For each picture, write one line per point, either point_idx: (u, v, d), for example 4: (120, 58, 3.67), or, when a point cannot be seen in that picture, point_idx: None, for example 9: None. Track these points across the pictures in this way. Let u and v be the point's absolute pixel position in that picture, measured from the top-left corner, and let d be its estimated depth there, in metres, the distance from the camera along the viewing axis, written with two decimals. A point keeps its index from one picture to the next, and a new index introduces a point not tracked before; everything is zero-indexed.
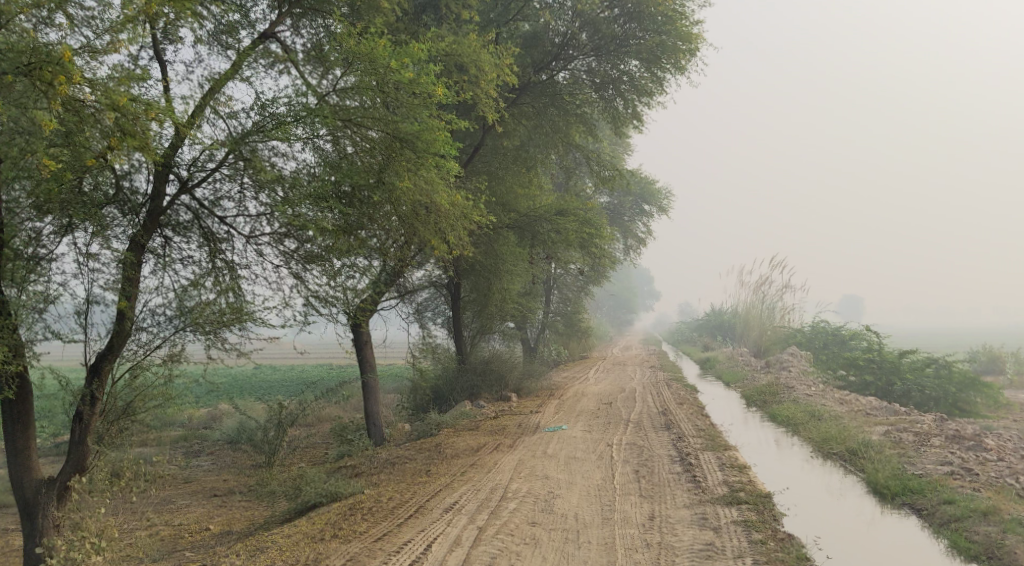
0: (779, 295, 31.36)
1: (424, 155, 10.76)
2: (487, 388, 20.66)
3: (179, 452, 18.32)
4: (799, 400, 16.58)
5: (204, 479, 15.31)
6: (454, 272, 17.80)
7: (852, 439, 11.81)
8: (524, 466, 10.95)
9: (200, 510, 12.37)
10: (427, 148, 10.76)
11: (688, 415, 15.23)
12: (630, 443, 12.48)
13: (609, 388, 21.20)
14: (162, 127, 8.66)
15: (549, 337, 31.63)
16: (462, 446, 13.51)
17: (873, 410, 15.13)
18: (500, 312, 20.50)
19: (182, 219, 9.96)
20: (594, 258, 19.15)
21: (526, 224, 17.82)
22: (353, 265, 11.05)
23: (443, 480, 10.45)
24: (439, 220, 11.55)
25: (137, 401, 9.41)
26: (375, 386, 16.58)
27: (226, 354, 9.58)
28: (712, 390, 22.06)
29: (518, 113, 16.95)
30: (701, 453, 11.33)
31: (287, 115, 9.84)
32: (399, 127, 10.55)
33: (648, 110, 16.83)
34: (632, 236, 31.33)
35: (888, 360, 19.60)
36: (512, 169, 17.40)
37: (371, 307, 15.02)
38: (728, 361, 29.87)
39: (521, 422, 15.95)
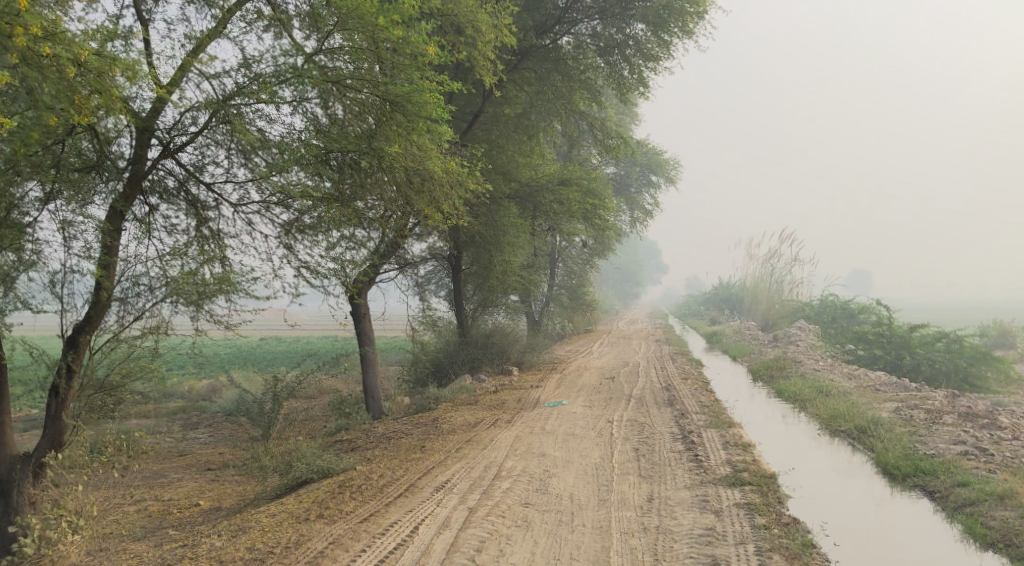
0: (788, 268, 30.85)
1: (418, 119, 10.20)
2: (489, 362, 20.34)
3: (176, 424, 18.11)
4: (807, 376, 16.19)
5: (199, 452, 15.08)
6: (454, 244, 17.49)
7: (861, 416, 11.43)
8: (521, 443, 10.62)
9: (192, 485, 12.14)
10: (422, 111, 10.15)
11: (692, 391, 14.87)
12: (632, 419, 12.14)
13: (612, 363, 20.85)
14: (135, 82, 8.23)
15: (553, 310, 31.26)
16: (459, 421, 13.19)
17: (883, 385, 14.74)
18: (502, 285, 20.11)
19: (167, 185, 9.57)
20: (599, 229, 18.69)
21: (527, 195, 17.47)
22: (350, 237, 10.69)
23: (437, 458, 10.13)
24: (434, 189, 11.07)
25: (115, 373, 8.98)
26: (373, 359, 16.30)
27: (212, 326, 9.22)
28: (718, 365, 21.69)
29: (518, 78, 16.36)
30: (704, 430, 10.97)
31: (272, 75, 9.37)
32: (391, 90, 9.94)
33: (655, 76, 16.26)
34: (638, 207, 30.82)
35: (898, 334, 19.18)
36: (514, 137, 16.99)
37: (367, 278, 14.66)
38: (735, 335, 29.47)
39: (521, 396, 15.63)
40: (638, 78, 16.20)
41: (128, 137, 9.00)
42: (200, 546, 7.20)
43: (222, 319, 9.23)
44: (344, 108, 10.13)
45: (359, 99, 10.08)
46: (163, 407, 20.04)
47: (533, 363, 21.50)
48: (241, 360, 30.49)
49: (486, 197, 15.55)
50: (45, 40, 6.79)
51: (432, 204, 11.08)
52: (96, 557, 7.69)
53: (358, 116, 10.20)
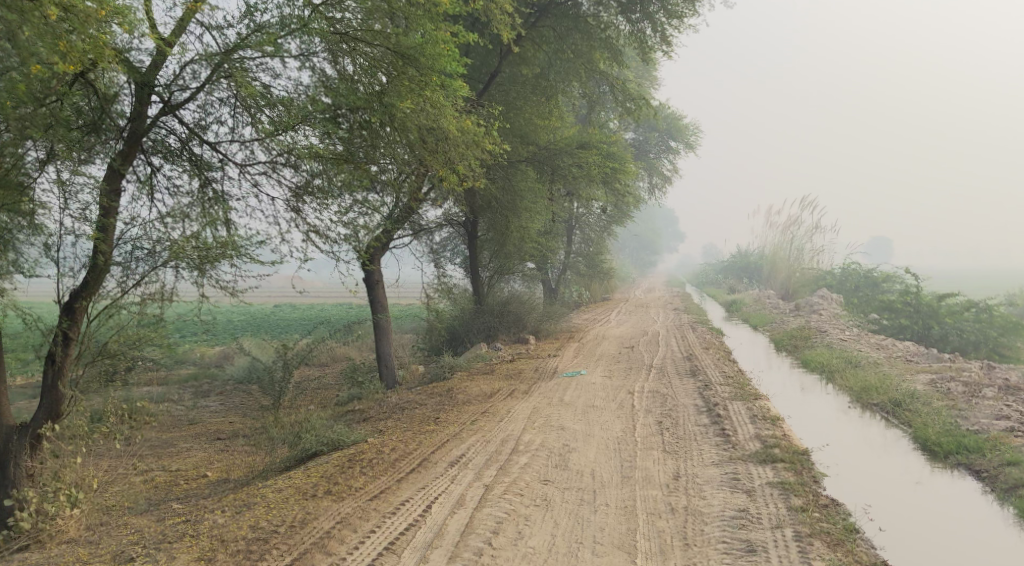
0: (808, 236, 30.07)
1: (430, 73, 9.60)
2: (505, 330, 19.93)
3: (187, 392, 17.90)
4: (833, 346, 15.64)
5: (209, 421, 14.83)
6: (470, 209, 17.08)
7: (895, 389, 10.89)
8: (538, 415, 10.20)
9: (201, 455, 11.96)
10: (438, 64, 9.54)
11: (714, 361, 14.36)
12: (653, 391, 11.67)
13: (630, 331, 20.36)
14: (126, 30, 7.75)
15: (570, 278, 30.75)
16: (474, 391, 12.78)
17: (914, 356, 14.16)
18: (519, 252, 19.61)
19: (170, 144, 9.13)
20: (619, 195, 18.08)
21: (546, 158, 16.82)
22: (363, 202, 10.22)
23: (451, 430, 9.73)
24: (450, 149, 10.48)
25: (114, 340, 8.40)
26: (387, 326, 15.90)
27: (218, 292, 8.84)
28: (739, 334, 21.13)
29: (534, 36, 15.62)
30: (730, 403, 10.48)
31: (276, 26, 8.82)
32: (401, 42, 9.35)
33: (679, 34, 15.55)
34: (657, 173, 30.05)
35: (925, 303, 18.50)
36: (532, 99, 16.27)
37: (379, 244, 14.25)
38: (755, 303, 28.88)
39: (538, 365, 15.21)
40: (661, 36, 15.48)
41: (128, 94, 8.58)
42: (203, 522, 6.87)
43: (228, 285, 8.85)
44: (354, 63, 9.58)
45: (369, 54, 9.50)
46: (175, 374, 19.85)
47: (550, 332, 21.04)
48: (256, 328, 30.32)
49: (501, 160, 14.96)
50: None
51: (447, 164, 10.49)
52: (97, 532, 7.40)
53: (368, 71, 9.59)
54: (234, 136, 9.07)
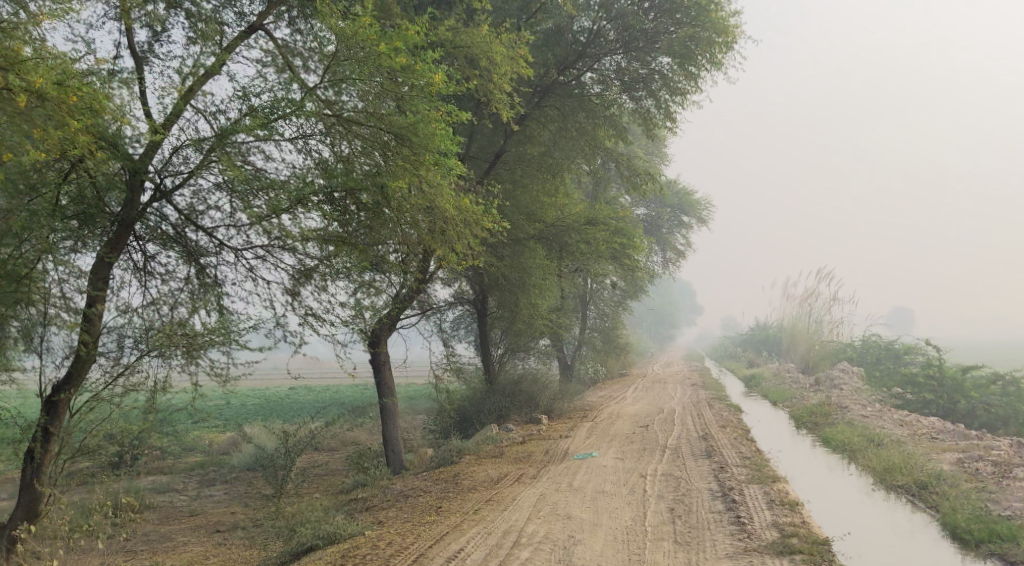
0: (826, 308, 29.66)
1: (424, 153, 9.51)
2: (517, 411, 19.45)
3: (193, 481, 17.53)
4: (855, 422, 15.08)
5: (211, 511, 14.48)
6: (477, 287, 16.71)
7: (921, 469, 10.35)
8: (544, 502, 9.76)
9: (197, 549, 11.62)
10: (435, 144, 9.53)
11: (731, 440, 13.84)
12: (666, 474, 11.20)
13: (646, 410, 19.83)
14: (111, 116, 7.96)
15: (585, 355, 30.30)
16: (481, 477, 12.35)
17: (940, 432, 13.58)
18: (530, 330, 19.33)
19: (163, 232, 9.59)
20: (629, 271, 17.86)
21: (554, 236, 16.74)
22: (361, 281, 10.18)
23: (452, 521, 9.33)
24: (448, 228, 10.41)
25: (93, 437, 8.88)
26: (394, 410, 15.59)
27: (209, 379, 9.18)
28: (758, 410, 20.50)
29: (537, 115, 15.72)
30: (746, 486, 10.00)
31: (267, 109, 8.93)
32: (395, 122, 9.44)
33: (682, 110, 15.75)
34: (670, 248, 29.92)
35: (950, 376, 17.91)
36: (538, 177, 16.34)
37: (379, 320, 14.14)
38: (774, 378, 28.24)
39: (549, 447, 14.75)
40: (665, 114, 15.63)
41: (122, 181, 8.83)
42: None
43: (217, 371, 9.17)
44: (348, 144, 9.59)
45: (362, 134, 9.54)
46: (182, 462, 19.47)
47: (564, 411, 20.55)
48: (268, 411, 29.93)
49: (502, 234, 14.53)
50: (9, 68, 7.05)
51: (445, 245, 10.41)
52: None
53: (361, 150, 9.58)
54: (224, 220, 9.18)
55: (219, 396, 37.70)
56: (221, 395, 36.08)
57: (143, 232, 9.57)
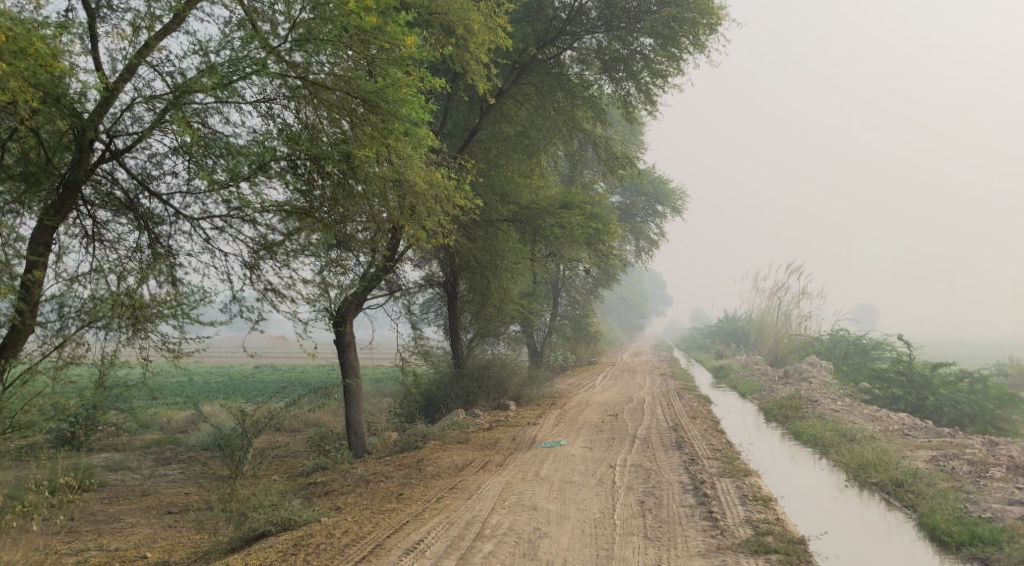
0: (796, 301, 29.69)
1: (395, 123, 9.00)
2: (485, 396, 19.16)
3: (147, 459, 16.90)
4: (826, 417, 14.92)
5: (164, 491, 13.92)
6: (448, 267, 16.33)
7: (895, 467, 10.14)
8: (510, 492, 9.38)
9: (146, 531, 11.09)
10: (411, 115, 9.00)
11: (702, 432, 13.59)
12: (636, 465, 10.87)
13: (615, 398, 19.53)
14: (52, 69, 7.43)
15: (556, 341, 29.91)
16: (445, 463, 11.92)
17: (911, 429, 13.47)
18: (501, 315, 18.89)
19: (115, 197, 9.06)
20: (603, 257, 17.48)
21: (528, 218, 16.18)
22: (322, 256, 9.86)
23: (413, 509, 8.91)
24: (417, 203, 9.96)
25: (23, 412, 7.99)
26: (357, 392, 15.09)
27: (160, 353, 8.98)
28: (727, 402, 20.32)
29: (514, 92, 15.32)
30: (718, 480, 9.71)
31: (228, 69, 8.39)
32: (364, 89, 8.91)
33: (664, 94, 15.35)
34: (644, 237, 29.70)
35: (919, 373, 17.87)
36: (513, 157, 16.03)
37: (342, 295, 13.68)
38: (743, 370, 28.20)
39: (515, 434, 14.38)
40: (645, 95, 15.27)
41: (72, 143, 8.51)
42: None
43: (169, 343, 8.99)
44: (314, 110, 9.06)
45: (329, 101, 8.96)
46: (138, 440, 18.81)
47: (532, 397, 20.19)
48: (228, 390, 29.17)
49: (473, 212, 14.10)
50: None
51: (413, 220, 9.96)
52: None
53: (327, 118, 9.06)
54: (180, 186, 8.68)
55: (179, 373, 36.80)
56: (182, 373, 35.20)
57: (93, 197, 9.04)
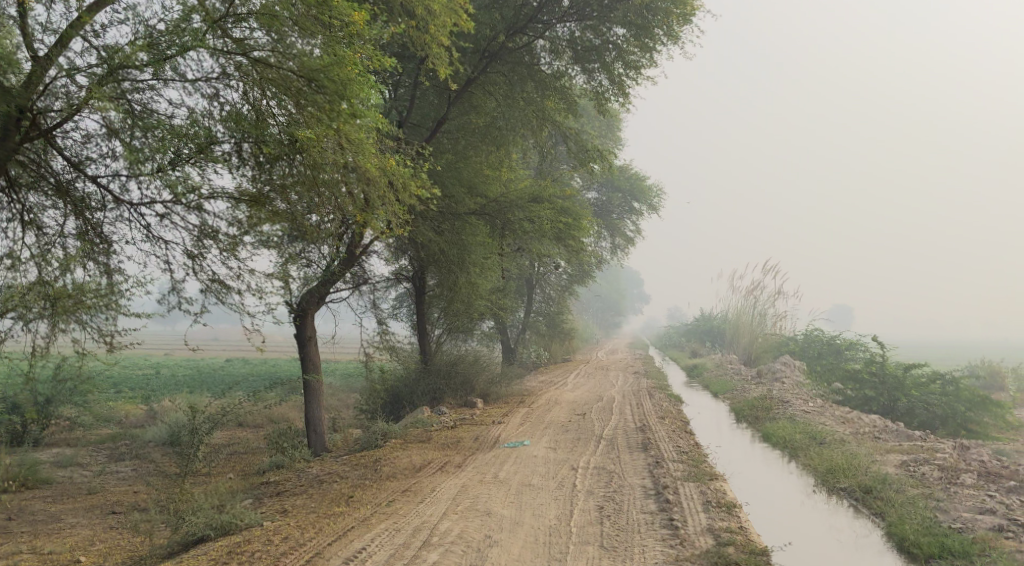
0: (771, 300, 29.53)
1: (342, 104, 8.55)
2: (453, 393, 18.61)
3: (99, 455, 16.24)
4: (797, 418, 14.63)
5: (112, 490, 13.32)
6: (414, 258, 15.88)
7: (865, 471, 9.83)
8: (465, 495, 8.97)
9: (85, 533, 10.51)
10: (361, 96, 8.56)
11: (670, 433, 13.22)
12: (598, 467, 10.47)
13: (585, 397, 19.12)
14: None
15: (529, 338, 29.38)
16: (402, 464, 11.45)
17: (883, 432, 13.20)
18: (469, 311, 18.37)
19: (47, 179, 8.49)
20: (574, 253, 17.08)
21: (495, 212, 15.80)
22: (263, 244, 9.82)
23: (360, 513, 8.47)
24: (368, 190, 9.52)
25: None
26: (318, 389, 14.56)
27: (95, 344, 9.04)
28: (698, 401, 19.98)
29: (484, 81, 14.96)
30: (682, 484, 9.33)
31: (166, 45, 7.91)
32: (309, 68, 8.47)
33: (637, 86, 14.96)
34: (619, 234, 29.30)
35: (891, 374, 17.65)
36: (482, 148, 15.64)
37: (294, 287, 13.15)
38: (716, 369, 27.95)
39: (479, 433, 13.94)
40: (617, 87, 14.86)
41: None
42: None
43: (105, 331, 9.04)
44: (259, 89, 8.63)
45: (274, 80, 8.53)
46: (91, 435, 18.10)
47: (501, 395, 19.72)
48: (193, 384, 28.35)
49: (433, 202, 13.75)
50: None
51: (364, 208, 9.52)
52: None
53: (272, 98, 8.62)
54: (109, 168, 8.20)
55: (144, 366, 35.81)
56: (145, 367, 34.21)
57: (23, 178, 8.47)
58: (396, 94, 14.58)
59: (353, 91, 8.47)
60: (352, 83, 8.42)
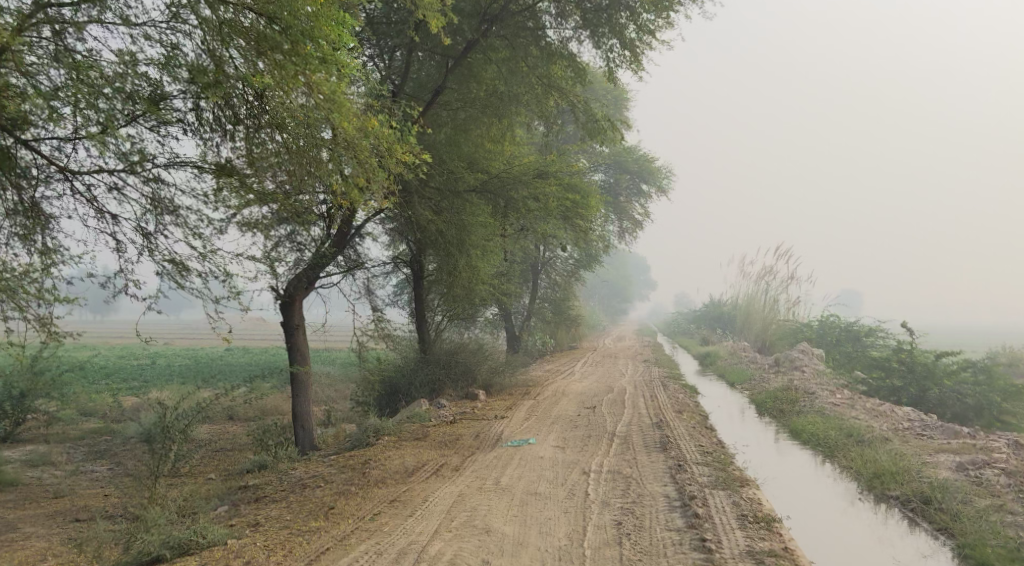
0: (784, 286, 28.31)
1: (301, 41, 7.30)
2: (453, 384, 17.40)
3: (73, 451, 15.01)
4: (825, 412, 13.44)
5: (80, 490, 12.14)
6: (412, 240, 14.73)
7: (917, 478, 8.76)
8: (462, 506, 7.85)
9: (38, 543, 9.33)
10: (326, 35, 7.30)
11: (689, 430, 12.03)
12: (613, 471, 9.29)
13: (593, 387, 17.94)
14: None
15: (535, 325, 27.98)
16: (394, 465, 10.27)
17: (923, 427, 12.05)
18: (470, 298, 17.11)
19: None
20: (582, 235, 15.87)
21: (498, 189, 14.69)
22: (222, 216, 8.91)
23: (340, 530, 7.37)
24: (346, 154, 8.28)
25: None
26: (306, 380, 13.33)
27: (37, 331, 8.54)
28: (714, 392, 18.79)
29: (483, 47, 13.62)
30: (712, 493, 8.21)
31: None
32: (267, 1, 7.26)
33: (652, 52, 13.71)
34: (627, 218, 28.02)
35: (921, 362, 16.38)
36: (482, 120, 14.35)
37: (275, 269, 12.07)
38: (730, 357, 26.69)
39: (481, 430, 12.82)
40: (630, 53, 13.61)
41: None
42: None
43: (44, 321, 8.62)
44: (219, 39, 7.48)
45: (232, 26, 7.30)
46: (68, 428, 16.82)
47: (504, 386, 18.49)
48: (187, 374, 26.99)
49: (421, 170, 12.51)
50: None
51: (340, 177, 8.33)
52: None
53: (231, 47, 7.43)
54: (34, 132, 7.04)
55: (138, 355, 34.30)
56: (134, 358, 32.77)
57: None
58: (389, 63, 13.80)
59: (320, 30, 7.28)
60: (318, 20, 7.24)
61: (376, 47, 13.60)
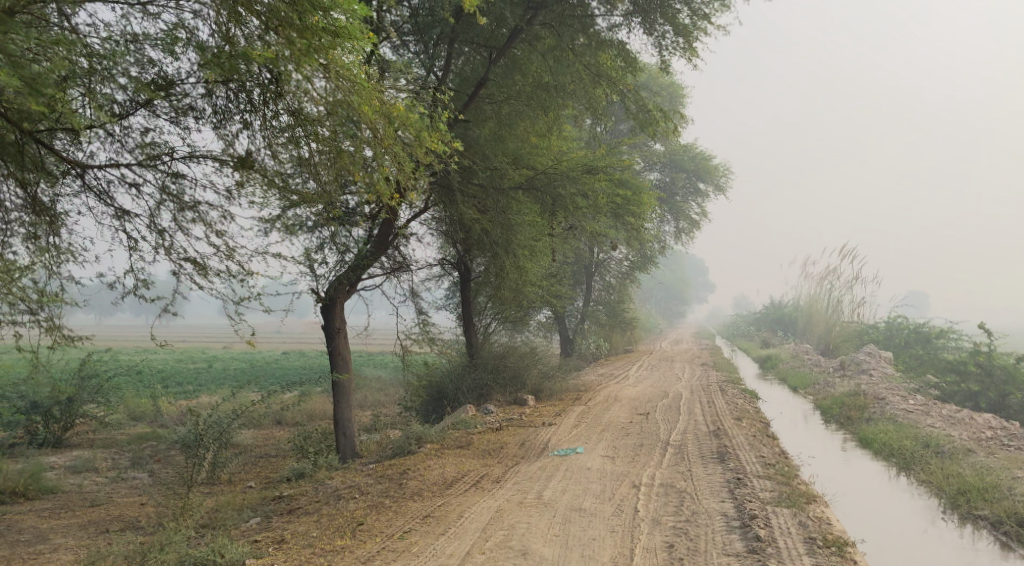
0: (847, 287, 26.87)
1: (310, 12, 6.82)
2: (501, 389, 16.65)
3: (116, 457, 14.82)
4: (898, 420, 12.36)
5: (119, 497, 11.91)
6: (458, 241, 14.37)
7: (1009, 496, 7.82)
8: (500, 524, 7.26)
9: (65, 555, 9.03)
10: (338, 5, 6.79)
11: (749, 439, 11.14)
12: (666, 485, 8.55)
13: (646, 392, 17.10)
14: None
15: (588, 329, 27.14)
16: (433, 476, 9.72)
17: (1009, 437, 10.94)
18: (518, 299, 16.50)
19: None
20: (631, 233, 15.09)
21: (545, 185, 13.75)
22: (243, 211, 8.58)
23: (365, 551, 6.80)
24: (369, 141, 7.78)
25: None
26: (348, 386, 12.85)
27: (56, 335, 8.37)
28: (775, 397, 17.74)
29: (529, 36, 13.09)
30: (776, 511, 7.42)
31: None
32: None
33: (706, 37, 12.89)
34: (683, 217, 27.02)
35: (1001, 365, 15.06)
36: (527, 113, 13.65)
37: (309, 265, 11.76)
38: (793, 360, 25.41)
39: (526, 437, 12.16)
40: (683, 39, 12.79)
41: None
42: None
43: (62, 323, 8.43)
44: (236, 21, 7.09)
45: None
46: (115, 433, 16.69)
47: (555, 391, 17.76)
48: (239, 379, 26.95)
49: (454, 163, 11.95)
50: None
51: (363, 166, 7.83)
52: None
53: (242, 24, 7.00)
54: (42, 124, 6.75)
55: (194, 359, 34.56)
56: (189, 363, 32.92)
57: None
58: (433, 54, 13.27)
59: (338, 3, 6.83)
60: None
61: (419, 39, 13.12)
